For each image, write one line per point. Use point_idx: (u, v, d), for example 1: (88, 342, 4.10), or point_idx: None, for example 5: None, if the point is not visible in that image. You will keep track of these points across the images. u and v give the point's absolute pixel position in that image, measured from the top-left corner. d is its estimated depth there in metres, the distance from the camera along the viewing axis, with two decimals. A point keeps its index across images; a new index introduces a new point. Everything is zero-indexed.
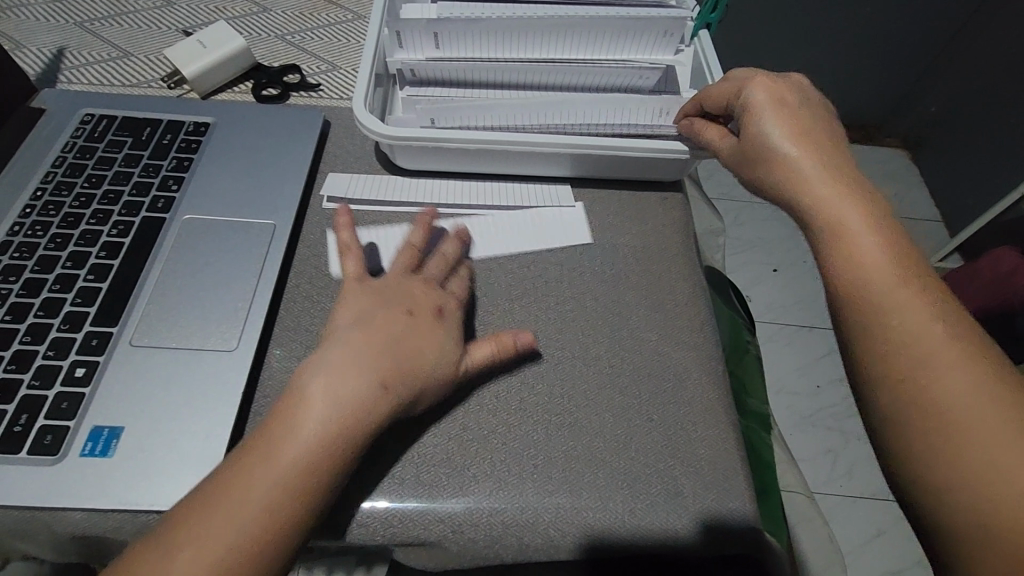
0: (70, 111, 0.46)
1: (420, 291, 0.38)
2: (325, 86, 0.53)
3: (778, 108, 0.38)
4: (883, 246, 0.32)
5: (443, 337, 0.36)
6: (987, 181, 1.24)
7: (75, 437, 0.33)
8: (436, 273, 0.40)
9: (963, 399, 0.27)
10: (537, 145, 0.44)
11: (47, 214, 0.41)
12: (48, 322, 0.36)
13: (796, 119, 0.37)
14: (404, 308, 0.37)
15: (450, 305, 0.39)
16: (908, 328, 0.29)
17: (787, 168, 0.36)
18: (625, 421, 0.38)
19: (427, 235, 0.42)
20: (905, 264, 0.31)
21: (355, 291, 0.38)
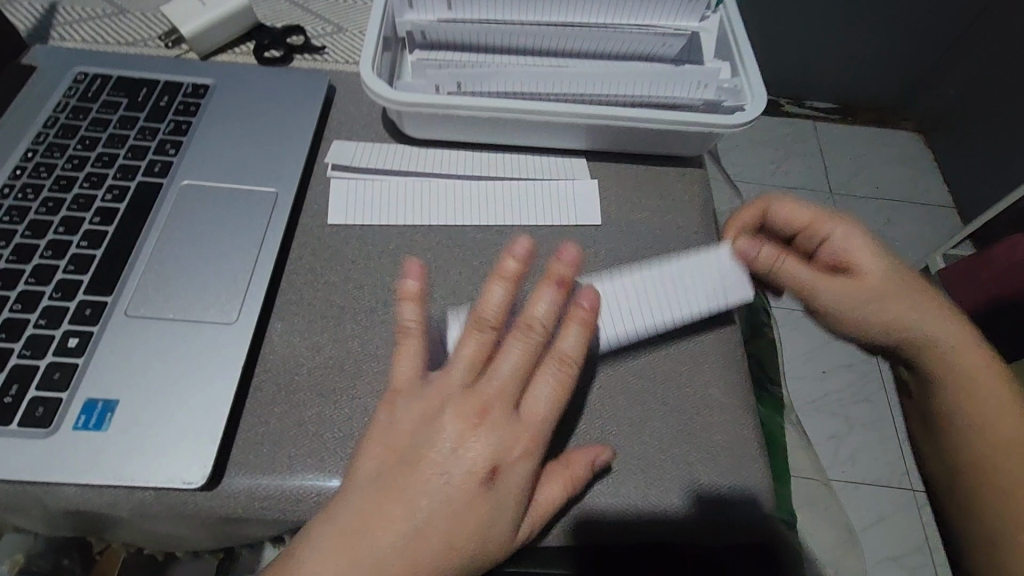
0: (62, 70, 0.44)
1: (470, 429, 0.31)
2: (331, 49, 0.51)
3: (828, 228, 0.41)
4: (934, 304, 0.41)
5: (490, 508, 0.30)
6: (1005, 168, 1.20)
7: (68, 409, 0.31)
8: (511, 377, 0.32)
9: (988, 409, 0.41)
10: (554, 114, 0.41)
11: (39, 175, 0.39)
12: (40, 289, 0.34)
13: (867, 237, 0.41)
14: (440, 465, 0.30)
15: (512, 455, 0.30)
16: (970, 375, 0.41)
17: (877, 280, 0.40)
18: (638, 406, 0.37)
19: (511, 293, 0.33)
20: (936, 308, 0.41)
21: (405, 408, 0.32)
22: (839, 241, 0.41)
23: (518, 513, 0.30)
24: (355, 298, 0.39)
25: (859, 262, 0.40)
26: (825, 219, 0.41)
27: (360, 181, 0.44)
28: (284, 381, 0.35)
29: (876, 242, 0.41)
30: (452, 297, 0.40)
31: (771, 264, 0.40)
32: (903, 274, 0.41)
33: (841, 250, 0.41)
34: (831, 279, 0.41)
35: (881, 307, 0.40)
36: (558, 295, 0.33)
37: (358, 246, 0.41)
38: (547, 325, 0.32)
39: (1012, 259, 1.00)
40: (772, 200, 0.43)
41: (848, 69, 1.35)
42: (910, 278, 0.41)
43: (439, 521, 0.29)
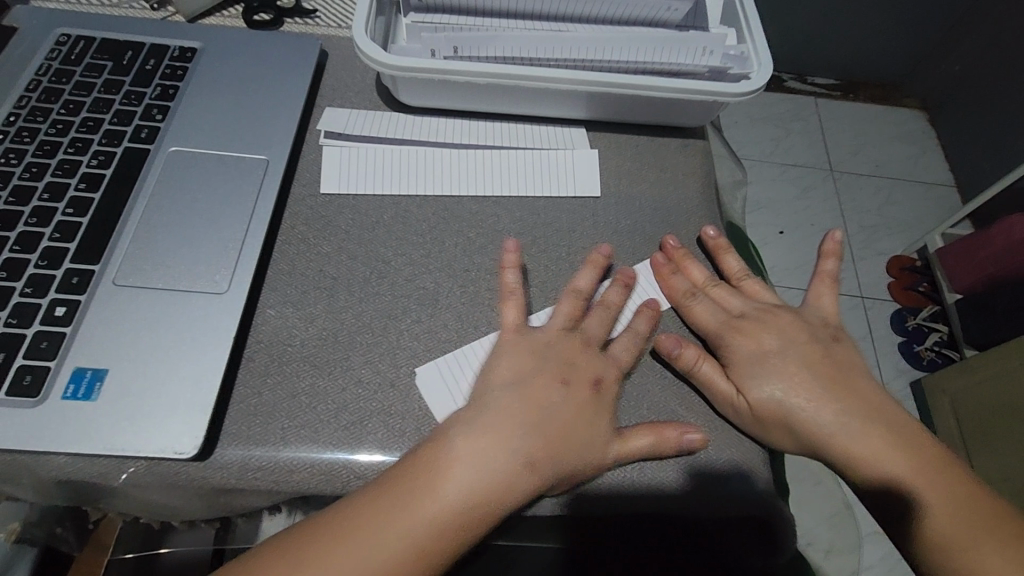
0: (44, 31, 0.42)
1: (573, 355, 0.36)
2: (322, 12, 0.49)
3: (729, 332, 0.38)
4: (851, 410, 0.35)
5: (595, 412, 0.34)
6: (1006, 146, 1.19)
7: (57, 378, 0.31)
8: (600, 332, 0.37)
9: (949, 492, 0.34)
10: (555, 80, 0.40)
11: (21, 140, 0.38)
12: (25, 258, 0.34)
13: (781, 345, 0.38)
14: (562, 378, 0.35)
15: (611, 373, 0.35)
16: (870, 405, 0.36)
17: (774, 377, 0.36)
18: (664, 343, 0.36)
19: (598, 277, 0.39)
20: (867, 410, 0.35)
21: (515, 345, 0.36)
22: (735, 357, 0.37)
23: (615, 424, 0.34)
24: (349, 269, 0.38)
25: (754, 394, 0.36)
26: (727, 328, 0.38)
27: (353, 149, 0.42)
28: (277, 353, 0.35)
29: (790, 340, 0.38)
30: (447, 270, 0.39)
31: (694, 366, 0.36)
32: (808, 375, 0.36)
33: (742, 365, 0.37)
34: (737, 399, 0.35)
35: (799, 417, 0.35)
36: (627, 289, 0.39)
37: (352, 216, 0.40)
38: (622, 303, 0.38)
39: (1011, 240, 0.97)
40: (693, 264, 0.41)
41: (851, 44, 1.32)
42: (824, 373, 0.36)
43: (558, 419, 0.33)
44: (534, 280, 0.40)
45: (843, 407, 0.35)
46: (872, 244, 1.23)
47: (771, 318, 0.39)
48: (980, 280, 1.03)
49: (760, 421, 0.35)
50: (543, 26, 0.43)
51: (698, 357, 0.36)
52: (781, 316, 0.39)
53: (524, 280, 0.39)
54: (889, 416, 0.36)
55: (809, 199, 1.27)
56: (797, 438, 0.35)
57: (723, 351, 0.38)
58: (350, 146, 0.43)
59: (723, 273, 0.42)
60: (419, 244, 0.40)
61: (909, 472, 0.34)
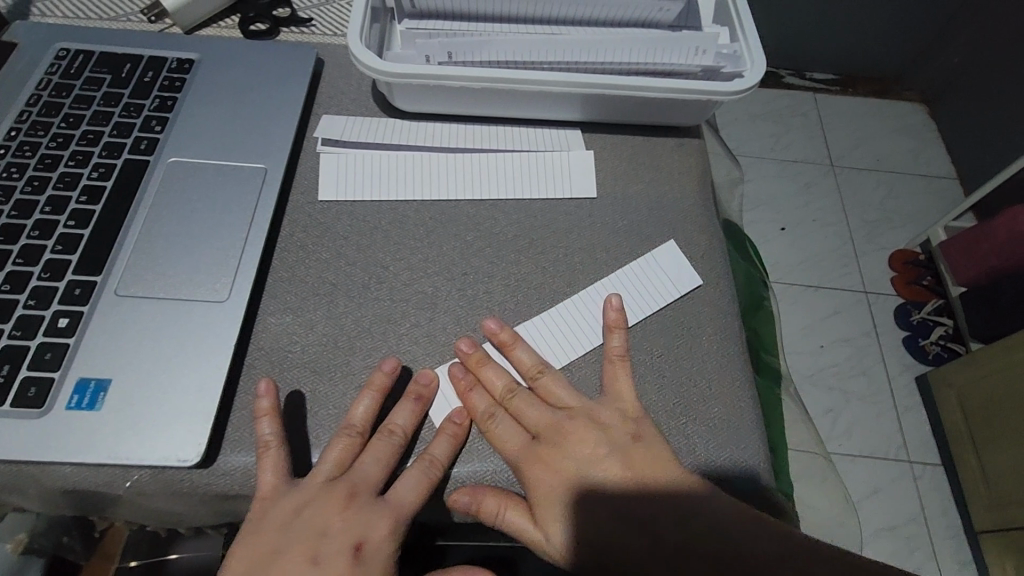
0: (45, 45, 0.43)
1: (325, 517, 0.32)
2: (318, 21, 0.49)
3: (516, 463, 0.34)
4: (661, 547, 0.32)
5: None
6: (1007, 139, 1.18)
7: (60, 390, 0.31)
8: (374, 476, 0.33)
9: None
10: (549, 84, 0.40)
11: (23, 155, 0.38)
12: (28, 270, 0.34)
13: (574, 470, 0.34)
14: (309, 559, 0.31)
15: (378, 532, 0.32)
16: None
17: (574, 505, 0.33)
18: (614, 345, 0.36)
19: (378, 404, 0.34)
20: (683, 554, 0.31)
21: (266, 513, 0.31)
22: (551, 493, 0.33)
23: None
24: (348, 276, 0.38)
25: (558, 524, 0.33)
26: (533, 455, 0.34)
27: (351, 156, 0.43)
28: (278, 360, 0.35)
29: (597, 461, 0.34)
30: (445, 274, 0.39)
31: (497, 515, 0.33)
32: (616, 501, 0.33)
33: (540, 501, 0.33)
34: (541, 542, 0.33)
35: (623, 551, 0.32)
36: (417, 408, 0.34)
37: (350, 223, 0.40)
38: (409, 431, 0.34)
39: (1013, 231, 0.96)
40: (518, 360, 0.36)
41: (848, 39, 1.32)
42: (629, 496, 0.33)
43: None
44: (532, 282, 0.40)
45: (645, 534, 0.32)
46: (874, 239, 1.22)
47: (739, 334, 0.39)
48: (985, 273, 1.02)
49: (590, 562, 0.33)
50: (536, 29, 0.43)
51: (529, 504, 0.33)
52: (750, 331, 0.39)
53: (521, 283, 0.40)
54: (730, 551, 0.31)
55: (809, 195, 1.27)
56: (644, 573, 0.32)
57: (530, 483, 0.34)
58: (348, 153, 0.43)
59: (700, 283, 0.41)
60: (417, 249, 0.40)
61: None
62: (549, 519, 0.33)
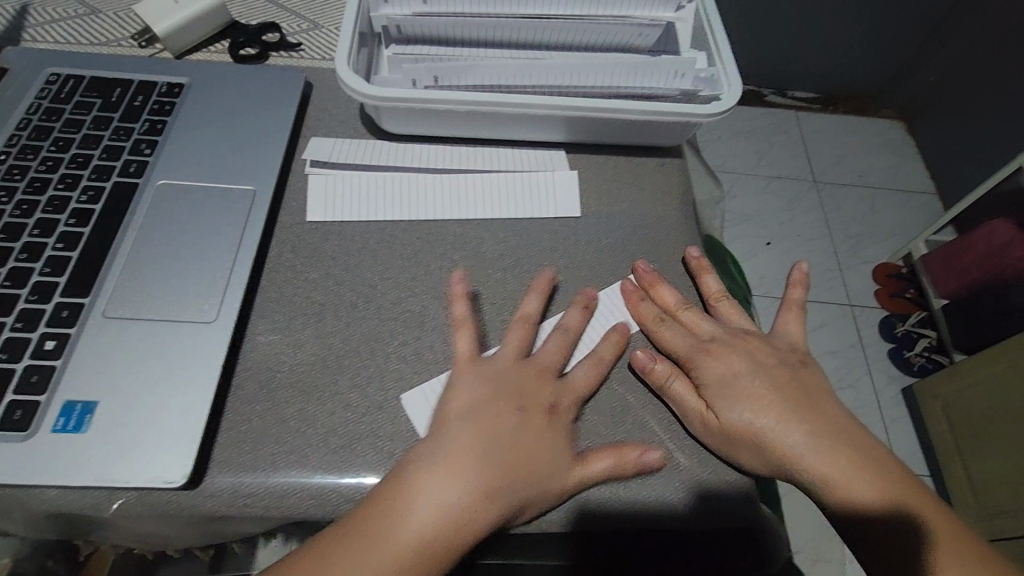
0: (34, 71, 0.44)
1: (525, 380, 0.36)
2: (306, 45, 0.50)
3: (726, 364, 0.38)
4: (815, 431, 0.36)
5: (552, 438, 0.34)
6: (983, 155, 1.22)
7: (47, 412, 0.31)
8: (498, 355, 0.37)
9: (895, 508, 0.34)
10: (534, 106, 0.41)
11: (12, 178, 0.38)
12: (15, 293, 0.34)
13: (749, 368, 0.38)
14: (516, 404, 0.35)
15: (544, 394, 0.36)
16: (847, 428, 0.37)
17: (735, 393, 0.37)
18: (794, 297, 0.44)
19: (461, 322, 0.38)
20: (832, 441, 0.36)
21: (474, 374, 0.36)
22: (712, 380, 0.38)
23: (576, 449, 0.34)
24: (336, 295, 0.39)
25: (741, 406, 0.36)
26: (704, 352, 0.39)
27: (339, 178, 0.43)
28: (265, 380, 0.35)
29: (756, 365, 0.39)
30: (432, 292, 0.40)
31: (666, 381, 0.37)
32: (773, 399, 0.37)
33: (718, 387, 0.37)
34: (707, 416, 0.36)
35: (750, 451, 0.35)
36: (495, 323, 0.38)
37: (339, 243, 0.41)
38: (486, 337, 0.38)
39: (990, 244, 0.99)
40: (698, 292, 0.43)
41: (828, 59, 1.35)
42: (788, 393, 0.37)
43: (520, 447, 0.33)
44: (519, 300, 0.40)
45: (797, 418, 0.36)
46: (857, 253, 1.24)
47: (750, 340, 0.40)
48: (964, 285, 1.05)
49: (741, 441, 0.35)
50: (521, 54, 0.44)
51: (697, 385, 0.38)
52: (752, 341, 0.40)
53: (509, 301, 0.40)
54: (864, 444, 0.36)
55: (793, 211, 1.29)
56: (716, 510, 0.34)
57: (704, 372, 0.38)
58: (336, 174, 0.44)
59: (702, 297, 0.43)
60: (404, 268, 0.41)
61: (883, 492, 0.35)
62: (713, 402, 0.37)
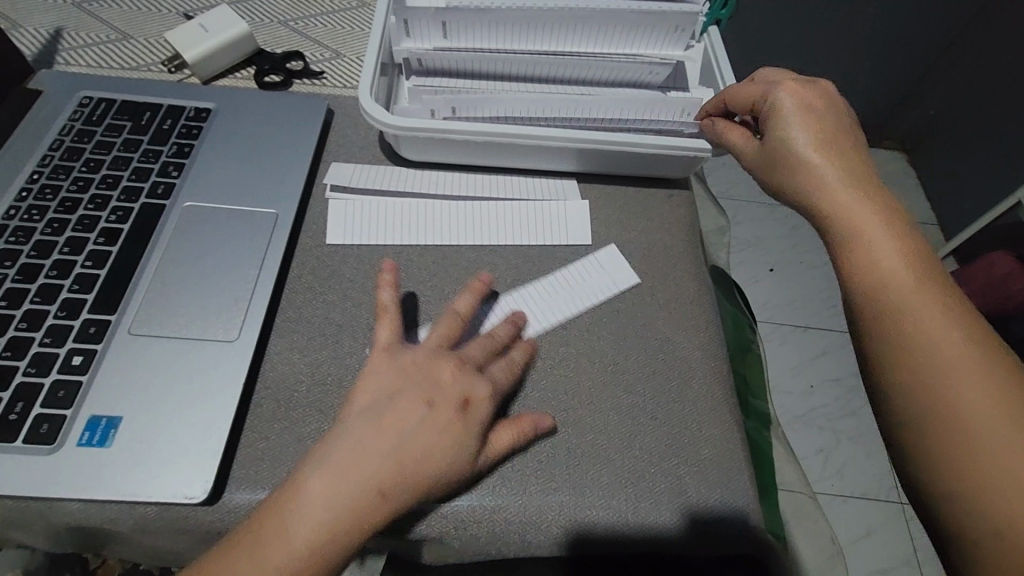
0: (68, 93, 0.45)
1: (450, 376, 0.35)
2: (329, 74, 0.52)
3: (810, 121, 0.36)
4: (915, 270, 0.31)
5: (462, 433, 0.34)
6: (986, 185, 1.23)
7: (73, 425, 0.32)
8: (477, 351, 0.37)
9: (963, 382, 0.28)
10: (547, 138, 0.43)
11: (44, 198, 0.40)
12: (45, 309, 0.35)
13: (825, 193, 0.34)
14: (424, 400, 0.34)
15: (479, 392, 0.35)
16: (920, 312, 0.30)
17: (821, 171, 0.35)
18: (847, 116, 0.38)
19: (476, 299, 0.39)
20: (864, 208, 0.33)
21: (385, 368, 0.36)
22: (784, 119, 0.37)
23: (479, 440, 0.34)
24: (353, 316, 0.40)
25: (804, 145, 0.36)
26: (775, 96, 0.38)
27: (358, 202, 0.45)
28: (284, 399, 0.36)
29: (844, 192, 0.34)
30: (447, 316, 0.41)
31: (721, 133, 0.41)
32: (866, 233, 0.32)
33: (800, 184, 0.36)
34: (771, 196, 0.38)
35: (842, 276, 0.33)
36: (476, 298, 0.39)
37: (356, 266, 0.42)
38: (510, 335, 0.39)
39: (991, 276, 1.03)
40: (761, 77, 0.41)
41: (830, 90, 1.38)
42: (888, 241, 0.32)
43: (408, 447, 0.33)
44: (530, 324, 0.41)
45: (896, 227, 0.32)
46: None
47: (831, 141, 0.36)
48: None
49: (845, 229, 0.33)
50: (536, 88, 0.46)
51: (767, 116, 0.38)
52: (839, 170, 0.35)
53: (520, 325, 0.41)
54: (947, 315, 0.29)
55: (796, 238, 1.30)
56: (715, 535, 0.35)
57: (787, 137, 0.37)
58: (354, 199, 0.45)
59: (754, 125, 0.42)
60: (419, 292, 0.42)
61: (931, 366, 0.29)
62: (806, 165, 0.35)
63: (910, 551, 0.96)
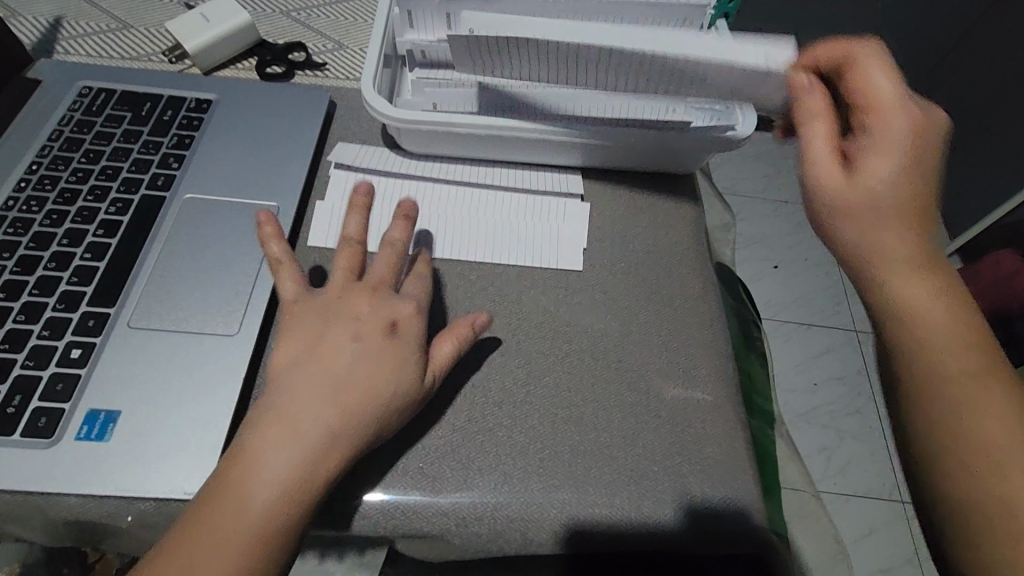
0: (68, 83, 0.45)
1: (370, 303, 0.35)
2: (331, 65, 0.52)
3: (904, 159, 0.31)
4: (938, 302, 0.31)
5: (398, 354, 0.34)
6: (991, 184, 1.22)
7: (71, 419, 0.32)
8: (386, 272, 0.37)
9: (973, 404, 0.30)
10: (552, 132, 0.42)
11: (43, 189, 0.39)
12: (43, 301, 0.35)
13: (880, 241, 0.31)
14: (349, 332, 0.34)
15: (405, 311, 0.36)
16: (937, 333, 0.31)
17: (887, 229, 0.31)
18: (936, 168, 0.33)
19: (364, 218, 0.39)
20: (897, 216, 0.31)
21: (297, 317, 0.35)
22: (870, 149, 0.31)
23: (419, 358, 0.34)
24: None
25: (894, 187, 0.31)
26: (878, 116, 0.31)
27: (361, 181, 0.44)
28: None
29: (891, 235, 0.31)
30: (449, 311, 0.41)
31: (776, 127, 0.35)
32: (901, 277, 0.32)
33: (856, 222, 0.32)
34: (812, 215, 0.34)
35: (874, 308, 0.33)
36: (362, 216, 0.39)
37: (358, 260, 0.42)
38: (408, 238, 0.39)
39: (997, 274, 1.02)
40: (863, 60, 0.32)
41: None
42: (914, 274, 0.31)
43: (350, 382, 0.32)
44: (533, 319, 0.41)
45: (929, 264, 0.32)
46: None
47: (918, 189, 0.31)
48: None
49: (869, 271, 0.32)
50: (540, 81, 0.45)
51: (855, 146, 0.32)
52: (906, 220, 0.31)
53: (523, 320, 0.41)
54: (962, 340, 0.31)
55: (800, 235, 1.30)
56: (720, 537, 0.34)
57: (870, 177, 0.31)
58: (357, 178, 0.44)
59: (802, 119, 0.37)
60: None
61: (948, 392, 0.31)
62: (875, 213, 0.31)
63: (912, 550, 0.96)
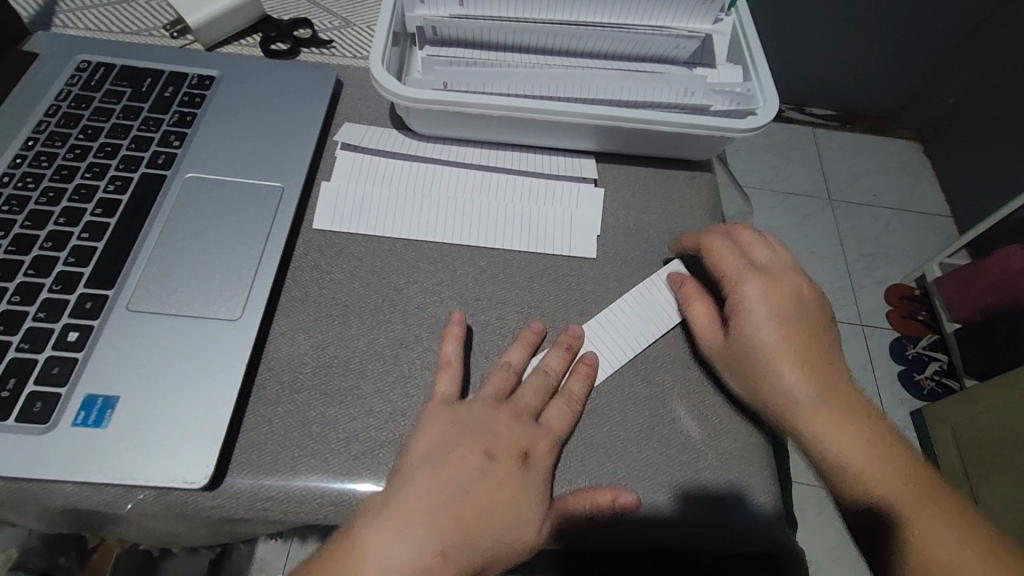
0: (65, 56, 0.43)
1: (507, 426, 0.34)
2: (338, 43, 0.50)
3: (771, 314, 0.36)
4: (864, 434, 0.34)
5: (526, 487, 0.32)
6: (1003, 177, 1.20)
7: (67, 405, 0.31)
8: (535, 400, 0.35)
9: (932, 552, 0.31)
10: (566, 114, 0.41)
11: (39, 165, 0.38)
12: (39, 282, 0.34)
13: (745, 376, 0.36)
14: (480, 449, 0.33)
15: (540, 446, 0.34)
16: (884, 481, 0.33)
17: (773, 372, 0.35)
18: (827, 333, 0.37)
19: (529, 351, 0.37)
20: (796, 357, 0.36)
21: (440, 413, 0.34)
22: (744, 301, 0.37)
23: (547, 499, 0.32)
24: (362, 297, 0.38)
25: (768, 339, 0.36)
26: (743, 273, 0.38)
27: (367, 163, 0.43)
28: (288, 381, 0.35)
29: (762, 375, 0.36)
30: (458, 298, 0.39)
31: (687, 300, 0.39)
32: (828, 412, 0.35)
33: (739, 362, 0.36)
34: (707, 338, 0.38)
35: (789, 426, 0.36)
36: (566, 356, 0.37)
37: (365, 245, 0.40)
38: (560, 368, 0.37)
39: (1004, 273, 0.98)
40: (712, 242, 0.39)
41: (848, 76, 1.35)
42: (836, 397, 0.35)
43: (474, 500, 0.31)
44: (545, 308, 0.40)
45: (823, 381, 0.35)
46: (871, 273, 1.23)
47: (805, 333, 0.36)
48: (977, 311, 1.03)
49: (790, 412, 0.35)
50: (554, 61, 0.43)
51: (732, 306, 0.37)
52: (759, 362, 0.36)
53: (535, 309, 0.40)
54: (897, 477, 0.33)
55: (808, 228, 1.28)
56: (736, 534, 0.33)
57: (750, 332, 0.36)
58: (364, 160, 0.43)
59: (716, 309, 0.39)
60: (430, 273, 0.40)
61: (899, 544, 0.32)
62: (764, 359, 0.36)
63: None
